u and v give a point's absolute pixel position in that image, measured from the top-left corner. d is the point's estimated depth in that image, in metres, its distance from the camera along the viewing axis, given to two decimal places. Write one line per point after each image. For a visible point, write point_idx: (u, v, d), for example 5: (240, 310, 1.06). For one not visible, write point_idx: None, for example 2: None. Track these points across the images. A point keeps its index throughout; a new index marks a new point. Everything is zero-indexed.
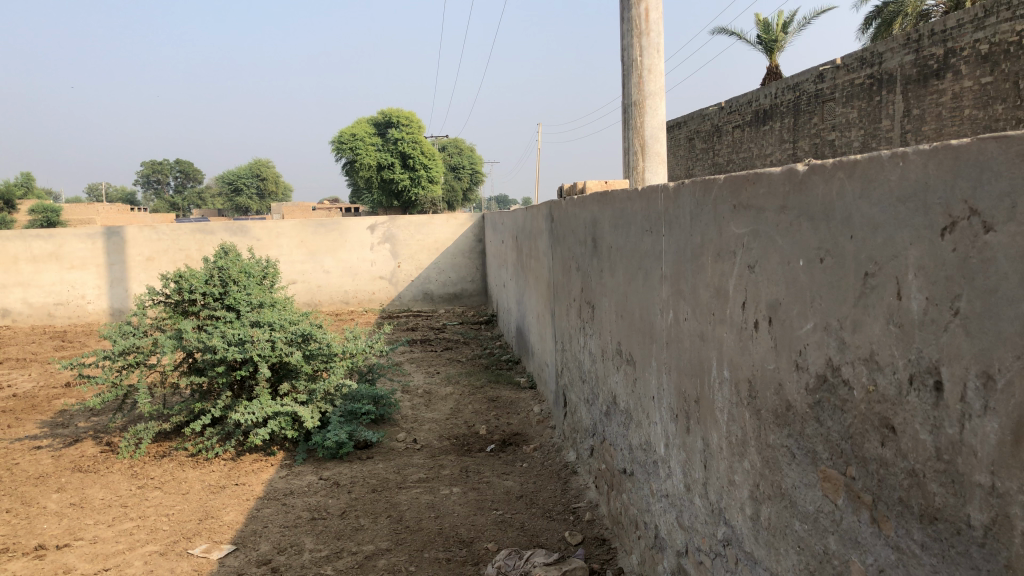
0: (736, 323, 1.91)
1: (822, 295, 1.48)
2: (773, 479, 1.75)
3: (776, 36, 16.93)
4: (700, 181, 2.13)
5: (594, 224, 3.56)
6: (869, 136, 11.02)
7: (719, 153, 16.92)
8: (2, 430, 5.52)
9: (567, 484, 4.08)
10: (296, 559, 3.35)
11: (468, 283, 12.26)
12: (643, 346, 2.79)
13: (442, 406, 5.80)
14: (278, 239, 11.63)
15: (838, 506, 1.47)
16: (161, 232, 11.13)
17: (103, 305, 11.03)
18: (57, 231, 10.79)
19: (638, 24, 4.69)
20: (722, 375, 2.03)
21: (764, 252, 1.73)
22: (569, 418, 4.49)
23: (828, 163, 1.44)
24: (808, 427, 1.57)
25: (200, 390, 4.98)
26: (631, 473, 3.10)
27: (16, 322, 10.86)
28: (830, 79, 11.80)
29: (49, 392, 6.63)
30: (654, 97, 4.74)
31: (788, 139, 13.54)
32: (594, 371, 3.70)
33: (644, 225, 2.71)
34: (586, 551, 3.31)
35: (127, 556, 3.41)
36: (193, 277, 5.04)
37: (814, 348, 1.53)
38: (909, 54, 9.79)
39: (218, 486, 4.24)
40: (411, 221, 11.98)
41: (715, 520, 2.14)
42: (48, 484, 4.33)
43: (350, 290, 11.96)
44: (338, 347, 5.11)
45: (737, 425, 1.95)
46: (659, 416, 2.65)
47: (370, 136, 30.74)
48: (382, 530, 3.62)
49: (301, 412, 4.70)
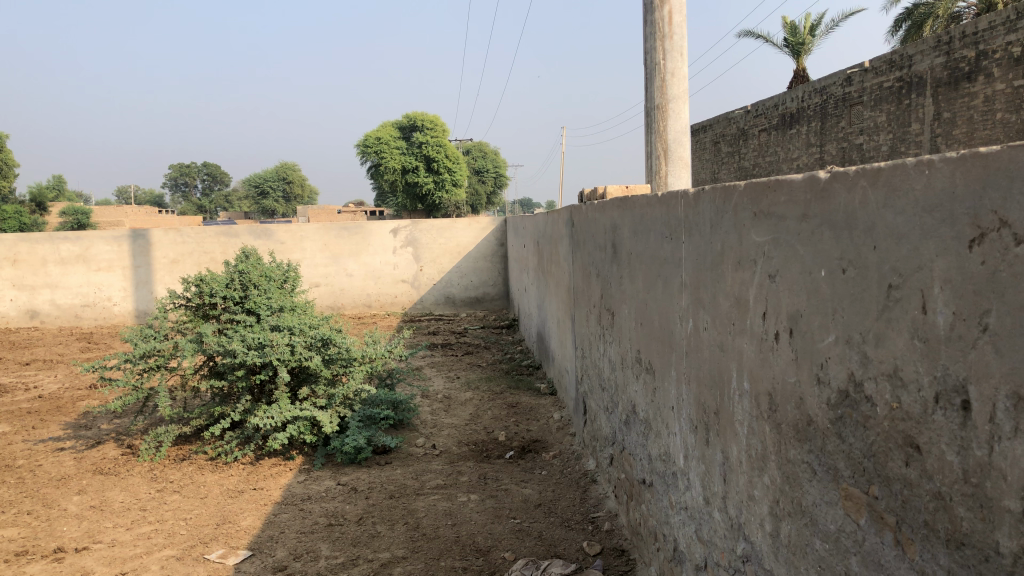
0: (756, 333, 1.86)
1: (844, 308, 1.43)
2: (794, 496, 1.69)
3: (803, 39, 16.76)
4: (720, 187, 2.08)
5: (613, 229, 3.52)
6: (898, 140, 10.86)
7: (745, 157, 16.76)
8: (26, 431, 5.57)
9: (587, 492, 4.03)
10: (312, 566, 3.34)
11: (490, 286, 12.24)
12: (663, 355, 2.74)
13: (461, 411, 5.77)
14: (302, 243, 11.70)
15: (861, 526, 1.42)
16: (186, 235, 11.23)
17: (129, 306, 11.15)
18: (85, 234, 10.93)
19: (661, 27, 4.65)
20: (741, 387, 1.98)
21: (785, 261, 1.68)
22: (589, 426, 4.43)
23: (850, 170, 1.39)
24: (829, 443, 1.52)
25: (221, 393, 4.99)
26: (650, 483, 3.04)
27: (43, 323, 11.00)
28: (857, 82, 11.64)
29: (74, 394, 6.70)
30: (677, 101, 4.69)
31: (815, 142, 13.39)
32: (614, 379, 3.65)
33: (664, 231, 2.66)
34: (604, 561, 3.26)
35: (144, 560, 3.41)
36: (214, 281, 5.06)
37: (835, 362, 1.47)
38: (940, 56, 9.63)
39: (237, 490, 4.24)
40: (434, 225, 11.98)
41: (734, 535, 2.09)
42: (69, 487, 4.36)
43: (372, 293, 11.98)
44: (357, 351, 5.10)
45: (758, 440, 1.89)
46: (678, 427, 2.60)
47: (395, 141, 30.88)
48: (399, 538, 3.59)
49: (321, 417, 4.69)
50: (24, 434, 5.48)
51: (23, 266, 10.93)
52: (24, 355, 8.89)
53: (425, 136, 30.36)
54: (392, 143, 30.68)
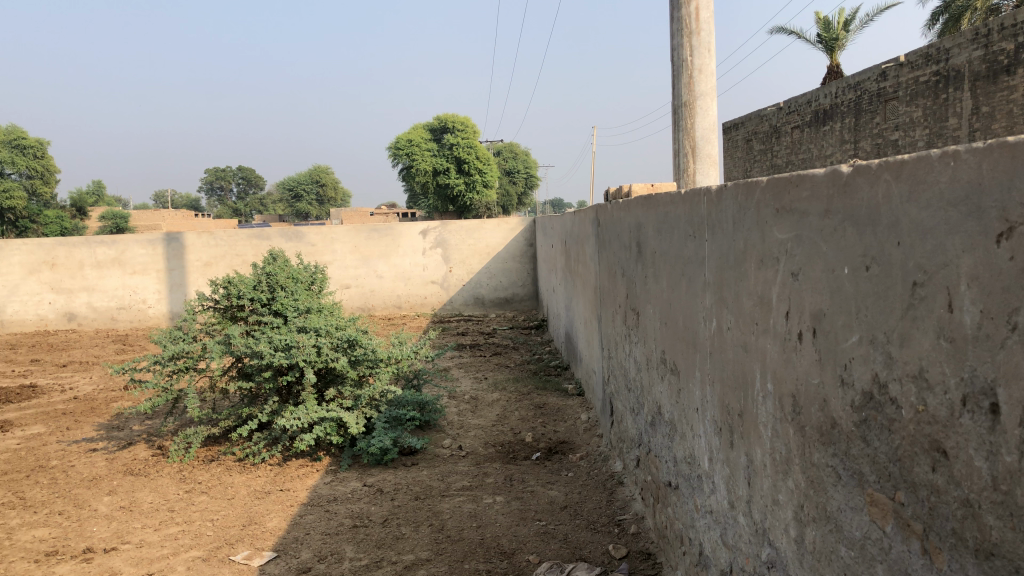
0: (780, 333, 1.81)
1: (868, 306, 1.37)
2: (818, 501, 1.64)
3: (837, 34, 16.51)
4: (743, 183, 2.03)
5: (638, 228, 3.47)
6: (935, 135, 10.64)
7: (777, 154, 16.54)
8: (61, 432, 5.65)
9: (613, 495, 3.99)
10: (336, 567, 3.33)
11: (519, 287, 12.21)
12: (687, 356, 2.68)
13: (488, 412, 5.75)
14: (332, 244, 11.77)
15: (887, 533, 1.36)
16: (218, 237, 11.36)
17: (164, 309, 11.30)
18: (120, 238, 11.10)
19: (688, 23, 4.58)
20: (766, 389, 1.93)
21: (808, 259, 1.63)
22: (616, 428, 4.38)
23: (873, 164, 1.34)
24: (854, 447, 1.46)
25: (249, 395, 5.02)
26: (676, 486, 2.99)
27: (81, 325, 11.18)
28: (893, 77, 11.44)
29: (108, 395, 6.80)
30: (705, 97, 4.62)
31: (849, 139, 13.18)
32: (640, 380, 3.60)
33: (687, 229, 2.61)
34: (630, 565, 3.21)
35: (171, 561, 3.43)
36: (242, 283, 5.10)
37: (859, 362, 1.42)
38: (978, 49, 9.43)
39: (263, 491, 4.26)
40: (463, 226, 11.98)
41: (759, 540, 2.03)
42: (100, 487, 4.41)
43: (402, 294, 12.02)
44: (384, 352, 5.09)
45: (782, 442, 1.83)
46: (702, 429, 2.54)
47: (426, 142, 31.04)
48: (423, 540, 3.57)
49: (347, 418, 4.69)
50: (59, 435, 5.55)
51: (61, 270, 11.12)
52: (62, 356, 9.06)
53: (456, 138, 30.45)
54: (423, 145, 30.81)
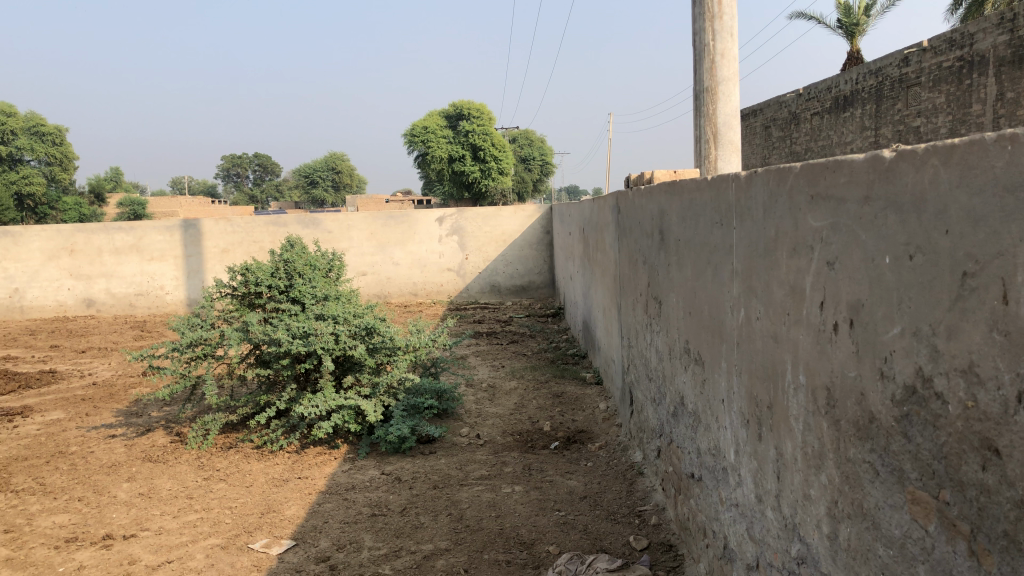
0: (814, 324, 1.75)
1: (911, 297, 1.32)
2: (854, 497, 1.59)
3: (858, 19, 16.27)
4: (774, 169, 1.97)
5: (661, 215, 3.41)
6: (957, 121, 10.49)
7: (796, 141, 16.37)
8: (80, 418, 5.67)
9: (633, 485, 3.95)
10: (355, 557, 3.31)
11: (536, 275, 12.14)
12: (712, 345, 2.63)
13: (506, 400, 5.71)
14: (349, 231, 11.77)
15: (930, 533, 1.32)
16: (236, 224, 11.38)
17: (181, 296, 11.34)
18: (138, 224, 11.13)
19: (710, 7, 4.50)
20: (797, 380, 1.88)
21: (846, 247, 1.57)
22: (636, 417, 4.33)
23: (919, 148, 1.28)
24: (895, 443, 1.41)
25: (267, 382, 5.01)
26: (699, 478, 2.95)
27: (99, 312, 11.25)
28: (915, 63, 11.27)
29: (126, 381, 6.82)
30: (727, 83, 4.55)
31: (870, 126, 13.01)
32: (661, 370, 3.56)
33: (713, 217, 2.56)
34: (651, 557, 3.18)
35: (190, 548, 3.42)
36: (260, 270, 5.07)
37: (901, 356, 1.36)
38: (1003, 34, 9.27)
39: (281, 479, 4.26)
40: (479, 213, 11.92)
41: (788, 536, 1.99)
42: (119, 473, 4.41)
43: (418, 281, 12.00)
44: (401, 340, 5.07)
45: (814, 436, 1.79)
46: (728, 421, 2.50)
47: (441, 129, 30.97)
48: (442, 529, 3.55)
49: (365, 406, 4.67)
50: (78, 421, 5.57)
51: (80, 256, 11.18)
52: (80, 342, 9.11)
53: (471, 124, 30.35)
54: (438, 132, 30.76)
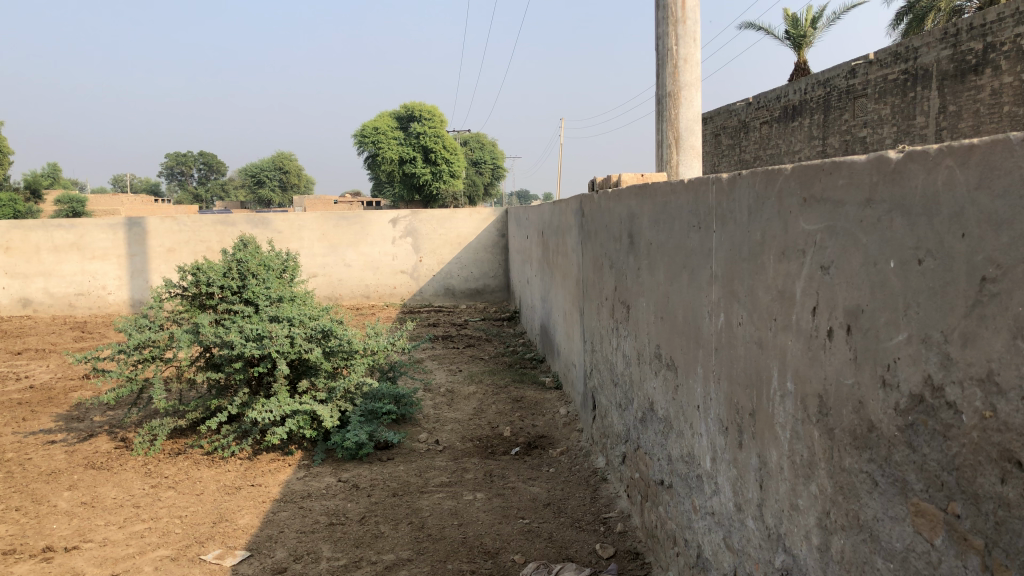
0: (804, 330, 1.71)
1: (919, 303, 1.28)
2: (849, 508, 1.54)
3: (805, 31, 16.59)
4: (761, 172, 1.93)
5: (630, 218, 3.38)
6: (902, 133, 10.72)
7: (745, 149, 16.61)
8: (17, 423, 5.41)
9: (597, 492, 3.89)
10: (314, 567, 3.19)
11: (490, 278, 12.05)
12: (687, 351, 2.58)
13: (465, 405, 5.62)
14: (299, 232, 11.55)
15: (936, 546, 1.28)
16: (182, 223, 11.05)
17: (124, 296, 10.97)
18: (79, 221, 10.75)
19: (674, 11, 4.48)
20: (784, 388, 1.83)
21: (842, 252, 1.52)
22: (599, 422, 4.28)
23: (930, 149, 1.24)
24: (897, 453, 1.37)
25: (218, 386, 4.83)
26: (670, 485, 2.90)
27: (36, 312, 10.83)
28: (862, 74, 11.49)
29: (66, 385, 6.54)
30: (689, 88, 4.53)
31: (817, 136, 13.24)
32: (628, 375, 3.52)
33: (691, 220, 2.51)
34: (618, 565, 3.12)
35: (137, 560, 3.25)
36: (211, 269, 4.91)
37: (907, 363, 1.32)
38: (946, 49, 9.50)
39: (234, 486, 4.10)
40: (434, 215, 11.80)
41: (771, 546, 1.94)
42: (60, 481, 4.20)
43: (371, 284, 11.84)
44: (359, 344, 4.94)
45: (803, 445, 1.74)
46: (704, 428, 2.45)
47: (393, 131, 30.73)
48: (403, 539, 3.44)
49: (321, 411, 4.53)
50: (15, 426, 5.32)
51: (16, 254, 10.75)
52: (17, 343, 8.73)
53: (422, 126, 30.13)
54: (389, 133, 30.51)
